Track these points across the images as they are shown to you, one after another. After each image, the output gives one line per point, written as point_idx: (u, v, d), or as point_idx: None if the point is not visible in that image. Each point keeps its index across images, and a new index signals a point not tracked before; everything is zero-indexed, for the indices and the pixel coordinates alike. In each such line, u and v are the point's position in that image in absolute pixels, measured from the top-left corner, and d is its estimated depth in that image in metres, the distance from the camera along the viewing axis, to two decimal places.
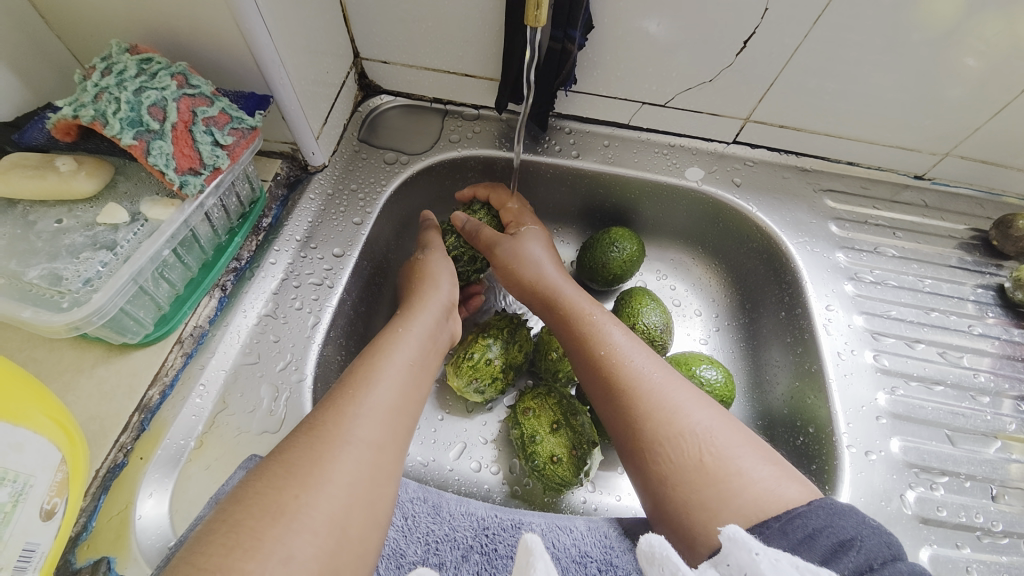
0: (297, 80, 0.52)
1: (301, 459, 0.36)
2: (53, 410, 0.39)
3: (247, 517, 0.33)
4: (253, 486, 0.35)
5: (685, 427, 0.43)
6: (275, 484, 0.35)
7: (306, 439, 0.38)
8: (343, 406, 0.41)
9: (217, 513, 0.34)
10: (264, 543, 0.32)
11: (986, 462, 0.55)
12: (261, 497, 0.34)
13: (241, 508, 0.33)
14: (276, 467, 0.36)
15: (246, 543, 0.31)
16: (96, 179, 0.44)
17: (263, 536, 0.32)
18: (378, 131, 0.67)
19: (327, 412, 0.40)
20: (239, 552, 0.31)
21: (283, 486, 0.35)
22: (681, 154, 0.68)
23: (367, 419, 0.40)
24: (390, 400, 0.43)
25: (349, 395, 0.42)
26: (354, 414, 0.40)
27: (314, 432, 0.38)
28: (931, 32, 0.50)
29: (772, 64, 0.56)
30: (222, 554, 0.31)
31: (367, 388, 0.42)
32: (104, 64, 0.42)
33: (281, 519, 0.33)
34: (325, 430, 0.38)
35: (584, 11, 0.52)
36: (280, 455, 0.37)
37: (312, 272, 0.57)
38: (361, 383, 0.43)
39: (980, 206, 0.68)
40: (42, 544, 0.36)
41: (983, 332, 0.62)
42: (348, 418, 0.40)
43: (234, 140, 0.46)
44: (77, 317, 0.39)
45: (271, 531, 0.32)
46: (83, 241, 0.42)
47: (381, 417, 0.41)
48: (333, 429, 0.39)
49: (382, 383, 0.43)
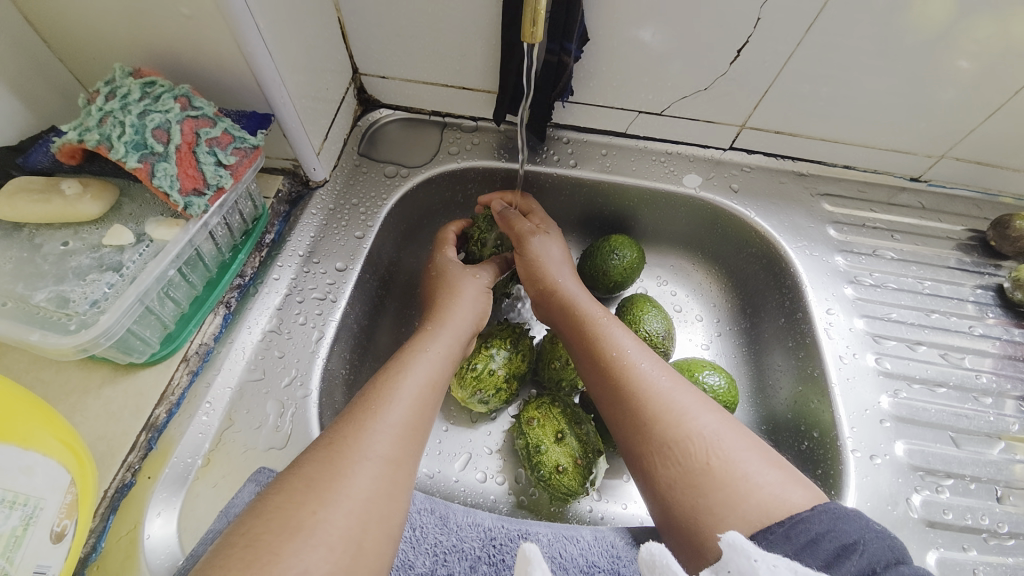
0: (298, 98, 0.52)
1: (320, 473, 0.37)
2: (62, 431, 0.39)
3: (265, 531, 0.33)
4: (273, 499, 0.35)
5: (692, 430, 0.44)
6: (294, 499, 0.35)
7: (325, 453, 0.38)
8: (361, 419, 0.41)
9: (235, 526, 0.34)
10: (282, 558, 0.32)
11: (990, 463, 0.55)
12: (280, 512, 0.34)
13: (260, 522, 0.34)
14: (294, 481, 0.37)
15: (263, 558, 0.32)
16: (101, 202, 0.44)
17: (280, 551, 0.32)
18: (378, 144, 0.68)
19: (347, 427, 0.41)
20: (257, 565, 0.31)
21: (302, 501, 0.35)
22: (679, 161, 0.69)
23: (385, 435, 0.41)
24: (407, 414, 0.43)
25: (370, 411, 0.42)
26: (372, 430, 0.40)
27: (334, 447, 0.39)
28: (923, 34, 0.51)
29: (766, 71, 0.57)
30: (240, 567, 0.31)
31: (386, 403, 0.43)
32: (108, 88, 0.43)
33: (298, 535, 0.33)
34: (345, 446, 0.39)
35: (579, 23, 0.53)
36: (298, 470, 0.37)
37: (315, 286, 0.57)
38: (380, 398, 0.43)
39: (977, 207, 0.68)
40: (52, 567, 0.37)
41: (983, 333, 0.62)
42: (366, 433, 0.40)
43: (237, 160, 0.46)
44: (85, 339, 0.39)
45: (288, 546, 0.33)
46: (90, 263, 0.43)
47: (397, 433, 0.41)
48: (352, 445, 0.39)
49: (401, 400, 0.43)
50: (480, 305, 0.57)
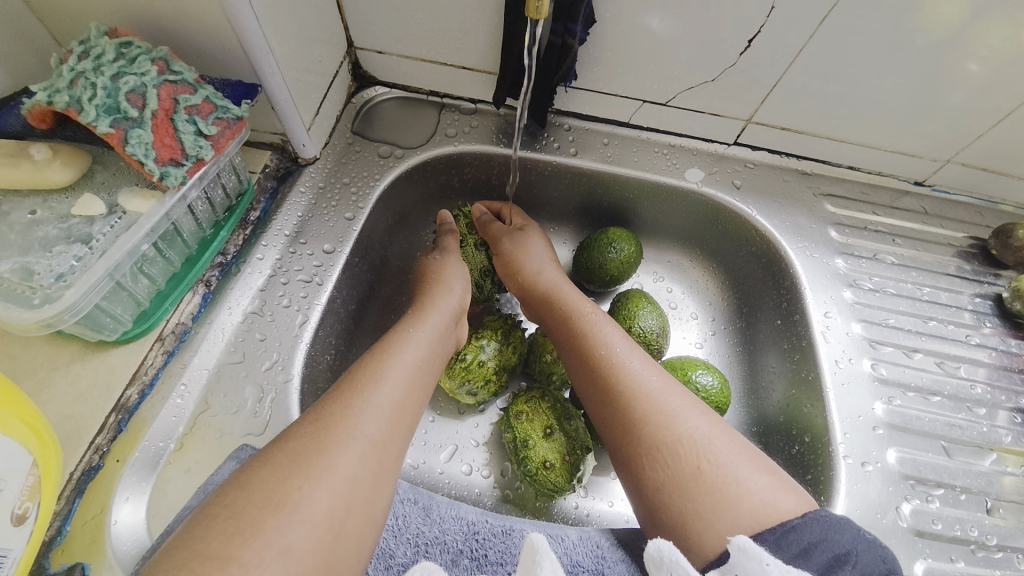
0: (287, 68, 0.49)
1: (305, 449, 0.35)
2: (23, 411, 0.37)
3: (248, 505, 0.32)
4: (256, 472, 0.34)
5: (683, 432, 0.42)
6: (279, 473, 0.33)
7: (312, 429, 0.37)
8: (348, 398, 0.40)
9: (216, 497, 0.32)
10: (266, 533, 0.31)
11: (981, 474, 0.55)
12: (265, 485, 0.33)
13: (244, 494, 0.32)
14: (280, 455, 0.35)
15: (247, 531, 0.30)
16: (71, 169, 0.42)
17: (263, 525, 0.31)
18: (372, 123, 0.65)
19: (334, 405, 0.39)
20: (240, 539, 0.30)
21: (286, 477, 0.33)
22: (682, 154, 0.67)
23: (373, 416, 0.39)
24: (395, 398, 0.41)
25: (358, 391, 0.40)
26: (361, 410, 0.39)
27: (320, 424, 0.37)
28: (939, 35, 0.49)
29: (777, 64, 0.55)
30: (222, 540, 0.30)
31: (375, 385, 0.41)
32: (81, 46, 0.40)
33: (282, 510, 0.32)
34: (332, 423, 0.37)
35: (585, 5, 0.50)
36: (283, 444, 0.36)
37: (301, 268, 0.55)
38: (369, 379, 0.42)
39: (980, 214, 0.67)
40: (13, 550, 0.35)
41: (980, 342, 0.61)
42: (355, 413, 0.38)
43: (218, 130, 0.43)
44: (48, 315, 0.37)
45: (271, 521, 0.31)
46: (57, 233, 0.40)
47: (384, 415, 0.40)
48: (340, 422, 0.37)
49: (390, 382, 0.42)
50: (463, 286, 0.56)
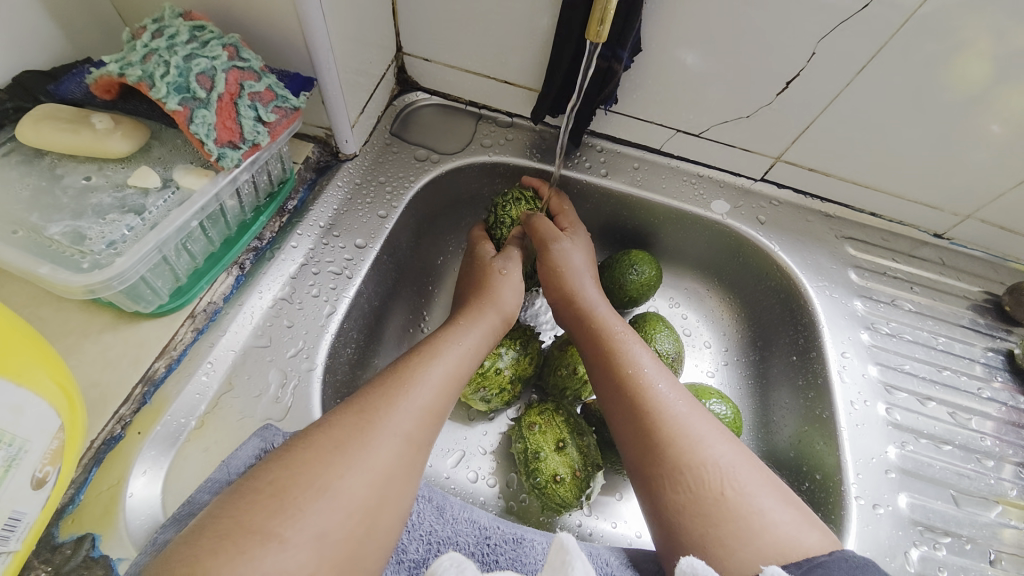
0: (342, 66, 0.51)
1: (348, 439, 0.37)
2: (58, 373, 0.37)
3: (292, 483, 0.33)
4: (300, 455, 0.35)
5: (708, 457, 0.43)
6: (323, 458, 0.35)
7: (354, 420, 0.38)
8: (390, 394, 0.41)
9: (257, 472, 0.35)
10: (303, 514, 0.32)
11: (987, 527, 0.55)
12: (309, 468, 0.34)
13: (289, 473, 0.34)
14: (323, 440, 0.36)
15: (289, 510, 0.32)
16: (131, 141, 0.43)
17: (303, 507, 0.33)
18: (410, 126, 0.66)
19: (376, 399, 0.40)
20: (281, 517, 0.32)
21: (328, 462, 0.35)
22: (709, 185, 0.68)
23: (411, 415, 0.40)
24: (431, 399, 0.42)
25: (398, 388, 0.42)
26: (401, 406, 0.40)
27: (363, 416, 0.39)
28: (965, 93, 0.51)
29: (811, 107, 0.56)
30: (264, 515, 0.32)
31: (414, 385, 0.42)
32: (156, 26, 0.41)
33: (324, 494, 0.34)
34: (375, 417, 0.39)
35: (635, 32, 0.52)
36: (327, 430, 0.37)
37: (332, 260, 0.55)
38: (409, 378, 0.43)
39: (995, 270, 0.68)
40: (29, 514, 0.35)
41: (990, 396, 0.62)
42: (395, 409, 0.40)
43: (276, 118, 0.44)
44: (96, 280, 0.37)
45: (311, 505, 0.33)
46: (111, 202, 0.41)
47: (419, 416, 0.41)
48: (382, 417, 0.39)
49: (428, 384, 0.43)
50: (513, 298, 0.57)
